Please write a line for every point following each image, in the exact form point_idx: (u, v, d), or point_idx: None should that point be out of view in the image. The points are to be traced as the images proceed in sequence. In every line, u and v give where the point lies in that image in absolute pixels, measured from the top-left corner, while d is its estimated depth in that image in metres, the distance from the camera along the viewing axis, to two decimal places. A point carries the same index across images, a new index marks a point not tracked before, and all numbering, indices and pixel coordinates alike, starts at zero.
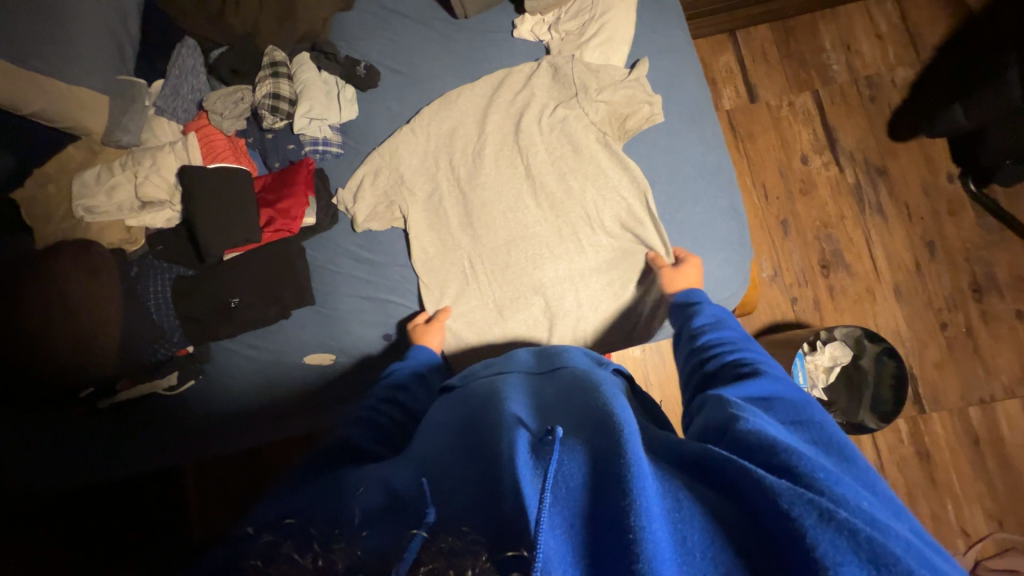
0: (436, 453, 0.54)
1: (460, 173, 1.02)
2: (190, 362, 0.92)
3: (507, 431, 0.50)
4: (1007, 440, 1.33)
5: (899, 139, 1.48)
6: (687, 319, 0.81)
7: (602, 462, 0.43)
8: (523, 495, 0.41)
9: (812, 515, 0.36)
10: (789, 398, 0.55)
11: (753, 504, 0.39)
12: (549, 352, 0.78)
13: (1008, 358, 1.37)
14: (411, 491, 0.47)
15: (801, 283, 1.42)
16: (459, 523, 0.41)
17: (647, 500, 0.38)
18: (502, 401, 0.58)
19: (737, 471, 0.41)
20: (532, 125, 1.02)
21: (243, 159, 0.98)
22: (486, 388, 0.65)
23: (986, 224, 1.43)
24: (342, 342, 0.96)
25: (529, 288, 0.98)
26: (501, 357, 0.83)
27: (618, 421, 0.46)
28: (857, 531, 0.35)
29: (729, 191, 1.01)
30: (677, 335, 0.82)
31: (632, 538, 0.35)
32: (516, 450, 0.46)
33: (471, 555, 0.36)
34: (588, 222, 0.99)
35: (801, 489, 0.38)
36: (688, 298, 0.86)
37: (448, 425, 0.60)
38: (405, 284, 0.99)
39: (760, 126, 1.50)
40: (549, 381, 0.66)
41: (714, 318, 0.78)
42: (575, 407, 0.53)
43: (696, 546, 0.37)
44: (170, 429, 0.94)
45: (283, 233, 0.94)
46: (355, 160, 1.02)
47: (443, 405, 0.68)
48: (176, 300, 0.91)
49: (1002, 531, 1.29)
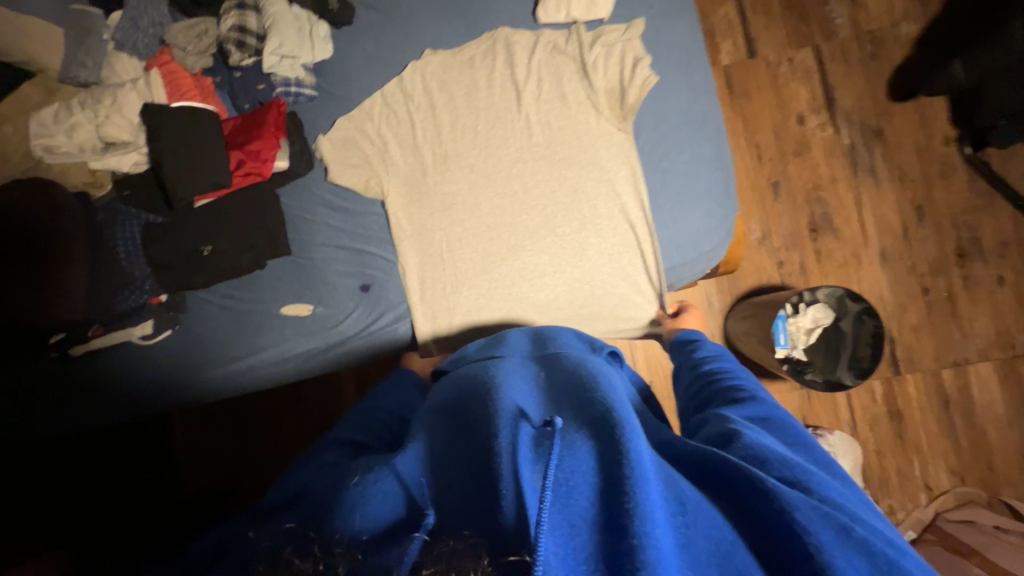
0: (434, 446, 0.54)
1: (441, 120, 1.00)
2: (164, 310, 0.90)
3: (507, 424, 0.49)
4: (975, 400, 1.38)
5: (897, 99, 1.44)
6: (687, 351, 0.81)
7: (605, 461, 0.43)
8: (526, 500, 0.40)
9: (830, 531, 0.38)
10: (787, 420, 0.55)
11: (761, 514, 0.40)
12: (544, 336, 0.78)
13: (985, 322, 1.40)
14: (415, 491, 0.48)
15: (789, 247, 1.41)
16: (462, 527, 0.41)
17: (651, 505, 0.38)
18: (496, 385, 0.57)
19: (745, 479, 0.42)
20: (529, 96, 1.00)
21: (212, 100, 0.94)
22: (476, 370, 0.64)
23: (976, 188, 1.42)
24: (319, 292, 0.94)
25: (514, 259, 0.99)
26: (494, 337, 0.84)
27: (619, 416, 0.46)
28: (873, 549, 0.38)
29: (715, 141, 1.00)
30: (676, 370, 0.81)
31: (634, 544, 0.35)
32: (518, 444, 0.46)
33: (472, 557, 0.34)
34: (573, 176, 0.99)
35: (817, 504, 0.40)
36: (688, 337, 0.85)
37: (444, 412, 0.59)
38: (384, 235, 0.98)
39: (757, 83, 1.45)
40: (545, 364, 0.65)
41: (716, 351, 0.78)
42: (574, 398, 0.53)
43: (700, 550, 0.38)
44: (144, 380, 0.91)
45: (253, 177, 0.91)
46: (330, 104, 0.99)
47: (436, 390, 0.68)
48: (145, 245, 0.89)
49: (963, 485, 1.35)
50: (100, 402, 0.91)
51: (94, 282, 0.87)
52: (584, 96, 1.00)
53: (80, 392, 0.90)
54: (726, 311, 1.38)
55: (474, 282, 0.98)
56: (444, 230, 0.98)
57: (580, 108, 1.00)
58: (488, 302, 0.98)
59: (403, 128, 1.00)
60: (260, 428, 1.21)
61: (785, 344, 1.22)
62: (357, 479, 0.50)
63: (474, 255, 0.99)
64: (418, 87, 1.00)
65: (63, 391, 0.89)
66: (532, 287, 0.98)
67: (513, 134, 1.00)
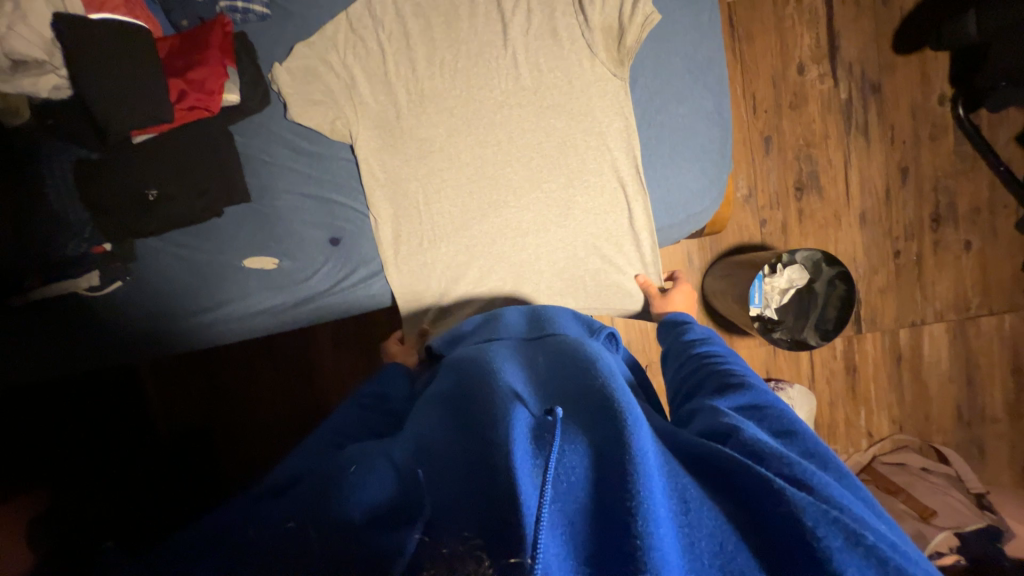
0: (433, 429, 0.53)
1: (416, 54, 0.89)
2: (111, 262, 0.82)
3: (506, 409, 0.50)
4: (924, 358, 1.47)
5: (901, 52, 1.37)
6: (677, 334, 0.80)
7: (606, 458, 0.43)
8: (524, 494, 0.40)
9: (838, 538, 0.37)
10: (778, 407, 0.55)
11: (765, 517, 0.40)
12: (540, 315, 0.81)
13: (945, 286, 1.45)
14: (409, 479, 0.46)
15: (773, 206, 1.40)
16: (460, 528, 0.40)
17: (655, 505, 0.38)
18: (496, 372, 0.58)
19: (750, 477, 0.42)
20: (516, 30, 0.90)
21: (140, 13, 0.79)
22: (474, 355, 0.66)
23: (962, 152, 1.41)
24: (284, 244, 0.88)
25: (497, 219, 0.93)
26: (490, 315, 0.86)
27: (621, 408, 0.47)
28: (885, 561, 0.36)
29: (716, 93, 0.93)
30: (666, 350, 0.80)
31: (638, 545, 0.35)
32: (518, 433, 0.46)
33: (472, 559, 0.36)
34: (560, 123, 0.92)
35: (825, 508, 0.39)
36: (676, 320, 0.86)
37: (445, 397, 0.59)
38: (354, 182, 0.90)
39: (761, 24, 1.34)
40: (545, 351, 0.66)
41: (703, 334, 0.77)
42: (573, 390, 0.54)
43: (702, 551, 0.38)
44: (105, 334, 0.86)
45: (200, 110, 0.80)
46: (286, 24, 0.86)
47: (439, 374, 0.69)
48: (80, 186, 0.78)
49: (900, 433, 1.48)
50: (59, 361, 0.85)
51: (30, 231, 0.77)
52: (577, 33, 0.90)
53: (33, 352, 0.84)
54: (706, 269, 1.38)
55: (452, 237, 0.93)
56: (421, 183, 0.92)
57: (570, 47, 0.90)
58: (467, 259, 0.94)
59: (373, 61, 0.89)
60: (236, 378, 1.18)
61: (759, 303, 1.25)
62: (354, 467, 0.49)
63: (454, 210, 0.93)
64: (389, 12, 0.88)
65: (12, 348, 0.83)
66: (514, 245, 0.94)
67: (498, 75, 0.91)
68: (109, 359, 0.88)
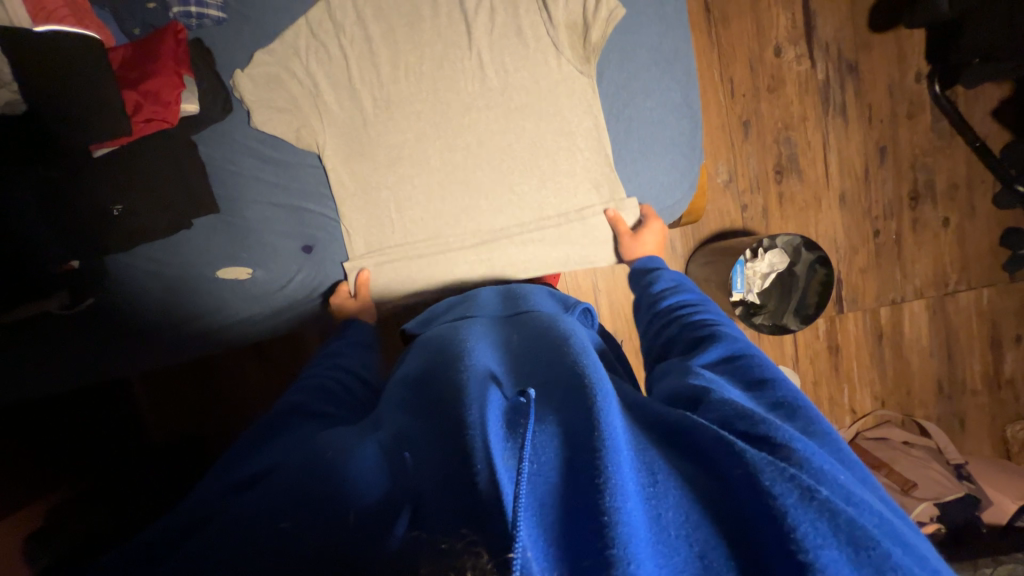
0: (408, 420, 0.54)
1: (381, 56, 0.88)
2: (79, 280, 0.81)
3: (481, 391, 0.51)
4: (905, 335, 1.49)
5: (877, 30, 1.36)
6: (646, 285, 0.81)
7: (573, 433, 0.43)
8: (498, 477, 0.40)
9: (793, 494, 0.36)
10: (745, 356, 0.56)
11: (727, 481, 0.39)
12: (516, 294, 0.83)
13: (925, 263, 1.47)
14: (396, 465, 0.47)
15: (754, 190, 1.40)
16: (454, 525, 0.38)
17: (621, 479, 0.37)
18: (472, 355, 0.60)
19: (711, 439, 0.41)
20: (481, 29, 0.88)
21: (90, 24, 0.77)
22: (449, 338, 0.68)
23: (939, 129, 1.41)
24: (257, 257, 0.88)
25: (473, 222, 0.94)
26: (465, 297, 0.88)
27: (591, 384, 0.48)
28: (837, 512, 0.35)
29: (684, 87, 0.93)
30: (637, 302, 0.82)
31: (606, 521, 0.35)
32: (492, 414, 0.47)
33: (471, 554, 0.33)
34: (530, 118, 0.91)
35: (780, 465, 0.38)
36: (648, 265, 0.87)
37: (416, 387, 0.60)
38: (322, 188, 0.90)
39: (736, 6, 1.32)
40: (519, 329, 0.68)
41: (674, 282, 0.79)
42: (544, 367, 0.56)
43: (669, 523, 0.37)
44: (84, 336, 0.84)
45: (158, 123, 0.78)
46: (242, 29, 0.85)
47: (410, 357, 0.71)
48: (51, 205, 0.78)
49: (883, 409, 1.51)
50: (45, 370, 0.84)
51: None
52: (541, 30, 0.89)
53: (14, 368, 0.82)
54: (688, 255, 1.38)
55: (424, 242, 0.94)
56: (390, 188, 0.92)
57: (536, 44, 0.89)
58: (448, 261, 0.95)
59: (336, 65, 0.87)
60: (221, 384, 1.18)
61: (741, 288, 1.26)
62: (333, 452, 0.50)
63: (426, 216, 0.93)
64: (350, 14, 0.87)
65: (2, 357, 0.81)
66: (490, 242, 0.94)
67: (465, 76, 0.89)
68: (94, 368, 0.86)
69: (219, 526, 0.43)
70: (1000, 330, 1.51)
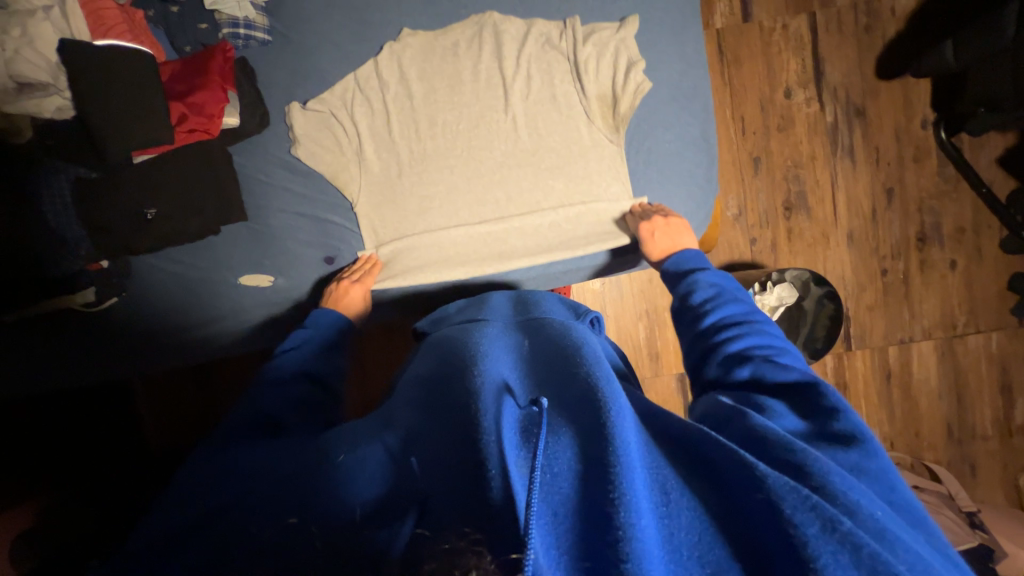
0: (417, 419, 0.54)
1: (411, 85, 0.92)
2: (106, 279, 0.83)
3: (493, 401, 0.49)
4: (913, 376, 1.49)
5: (884, 77, 1.41)
6: (683, 293, 0.75)
7: (586, 448, 0.43)
8: (513, 486, 0.39)
9: (815, 525, 0.36)
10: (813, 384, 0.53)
11: (747, 509, 0.39)
12: (526, 299, 0.83)
13: (932, 304, 1.48)
14: (403, 470, 0.47)
15: (763, 225, 1.43)
16: (462, 525, 0.39)
17: (635, 495, 0.38)
18: (480, 363, 0.58)
19: (731, 463, 0.42)
20: (511, 62, 0.93)
21: (145, 41, 0.82)
22: (458, 339, 0.68)
23: (945, 173, 1.45)
24: (279, 264, 0.91)
25: (491, 255, 0.95)
26: (476, 299, 0.89)
27: (603, 398, 0.47)
28: (861, 546, 0.35)
29: (701, 120, 0.96)
30: (675, 308, 0.76)
31: (620, 535, 0.35)
32: (505, 422, 0.46)
33: (473, 554, 0.34)
34: (551, 144, 0.94)
35: (803, 494, 0.38)
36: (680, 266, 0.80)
37: (423, 383, 0.61)
38: (345, 201, 0.93)
39: (748, 49, 1.39)
40: (530, 337, 0.68)
41: (714, 289, 0.72)
42: (557, 378, 0.55)
43: (681, 544, 0.37)
44: (107, 336, 0.86)
45: (200, 134, 0.83)
46: (284, 50, 0.90)
47: (420, 357, 0.71)
48: (80, 205, 0.80)
49: (891, 450, 1.49)
50: (60, 368, 0.86)
51: (9, 230, 0.76)
52: (564, 67, 0.94)
53: (33, 360, 0.85)
54: None
55: (441, 261, 0.95)
56: (410, 207, 0.94)
57: (559, 81, 0.94)
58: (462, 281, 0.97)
59: (367, 91, 0.92)
60: (225, 389, 1.18)
61: None
62: (342, 454, 0.50)
63: (441, 241, 0.94)
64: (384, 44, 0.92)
65: (21, 349, 0.84)
66: (501, 258, 0.95)
67: (489, 107, 0.94)
68: (114, 364, 0.88)
69: (232, 520, 0.44)
70: (1010, 375, 1.49)
